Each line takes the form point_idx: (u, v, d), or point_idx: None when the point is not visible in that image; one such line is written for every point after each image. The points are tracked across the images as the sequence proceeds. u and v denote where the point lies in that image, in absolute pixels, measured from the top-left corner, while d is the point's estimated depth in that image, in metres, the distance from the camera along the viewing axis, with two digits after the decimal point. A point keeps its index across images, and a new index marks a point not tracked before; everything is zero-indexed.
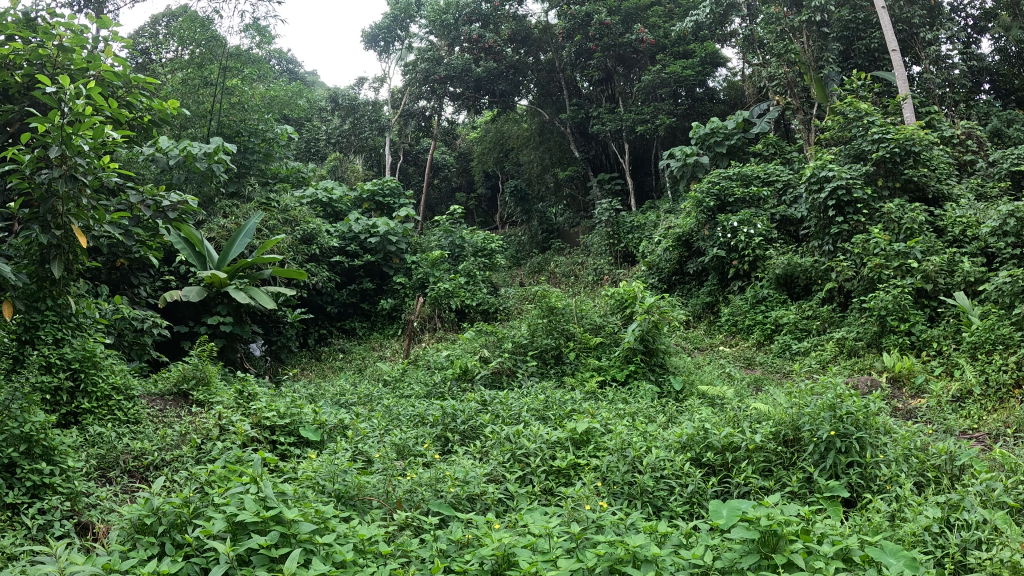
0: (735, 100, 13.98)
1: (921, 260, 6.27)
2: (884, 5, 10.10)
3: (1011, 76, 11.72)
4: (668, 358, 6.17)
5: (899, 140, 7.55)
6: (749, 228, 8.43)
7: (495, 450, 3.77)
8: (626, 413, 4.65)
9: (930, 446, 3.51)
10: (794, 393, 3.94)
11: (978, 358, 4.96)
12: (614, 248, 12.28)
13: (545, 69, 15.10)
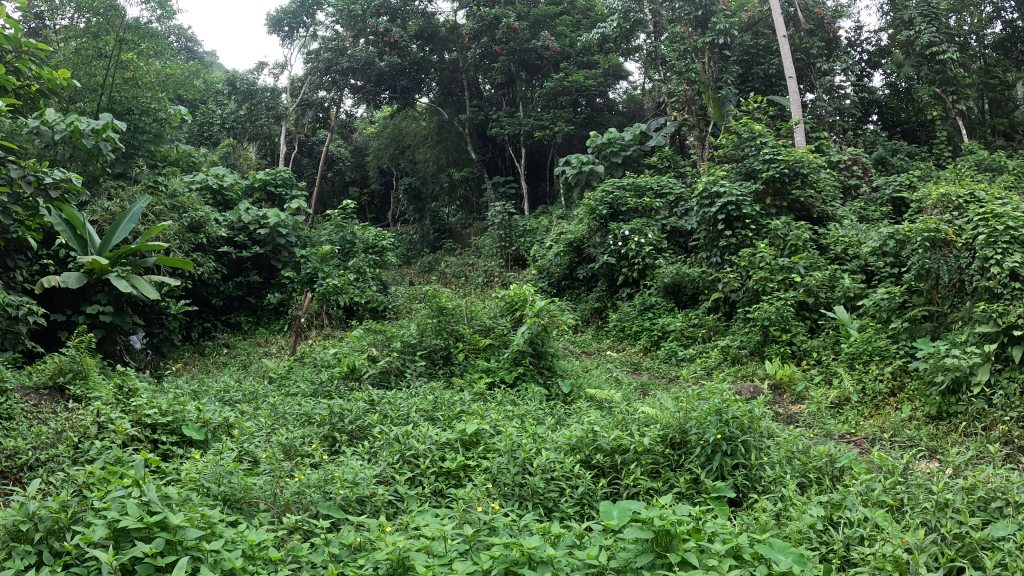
0: (633, 113, 14.69)
1: (802, 275, 6.69)
2: (786, 35, 10.75)
3: (896, 110, 12.81)
4: (556, 362, 6.30)
5: (788, 162, 7.97)
6: (640, 237, 8.70)
7: (384, 451, 3.71)
8: (517, 415, 4.70)
9: (811, 449, 3.75)
10: (680, 397, 4.12)
11: (856, 368, 5.36)
12: (505, 250, 12.40)
13: (447, 69, 15.22)
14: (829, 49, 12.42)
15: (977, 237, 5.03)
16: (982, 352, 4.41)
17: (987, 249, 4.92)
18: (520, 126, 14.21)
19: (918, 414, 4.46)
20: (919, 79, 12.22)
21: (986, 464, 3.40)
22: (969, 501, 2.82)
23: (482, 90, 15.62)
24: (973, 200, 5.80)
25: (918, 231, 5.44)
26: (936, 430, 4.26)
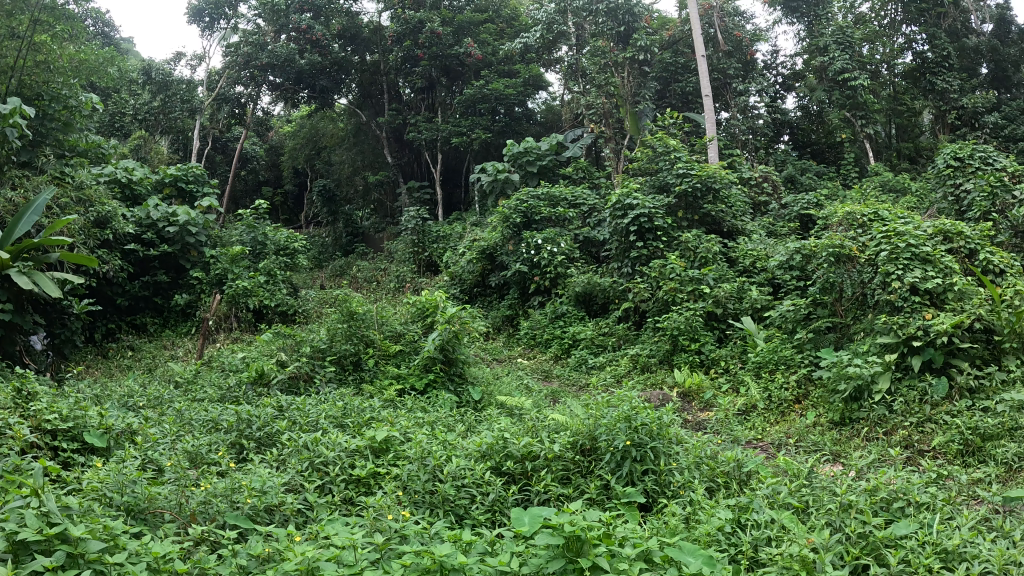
0: (551, 124, 14.95)
1: (711, 286, 6.94)
2: (706, 55, 11.08)
3: (806, 131, 13.59)
4: (466, 369, 6.28)
5: (701, 177, 8.24)
6: (552, 246, 8.82)
7: (292, 459, 3.60)
8: (424, 422, 4.63)
9: (718, 454, 3.88)
10: (592, 405, 4.19)
11: (762, 376, 5.59)
12: (418, 256, 12.31)
13: (368, 70, 14.91)
14: (746, 70, 12.97)
15: (880, 253, 5.37)
16: (882, 361, 4.72)
17: (889, 265, 5.26)
18: (438, 131, 14.26)
19: (822, 420, 4.67)
20: (830, 104, 12.92)
21: (883, 468, 3.61)
22: (872, 502, 2.96)
23: (402, 93, 15.40)
24: (876, 219, 6.11)
25: (826, 246, 5.79)
26: (839, 435, 4.49)
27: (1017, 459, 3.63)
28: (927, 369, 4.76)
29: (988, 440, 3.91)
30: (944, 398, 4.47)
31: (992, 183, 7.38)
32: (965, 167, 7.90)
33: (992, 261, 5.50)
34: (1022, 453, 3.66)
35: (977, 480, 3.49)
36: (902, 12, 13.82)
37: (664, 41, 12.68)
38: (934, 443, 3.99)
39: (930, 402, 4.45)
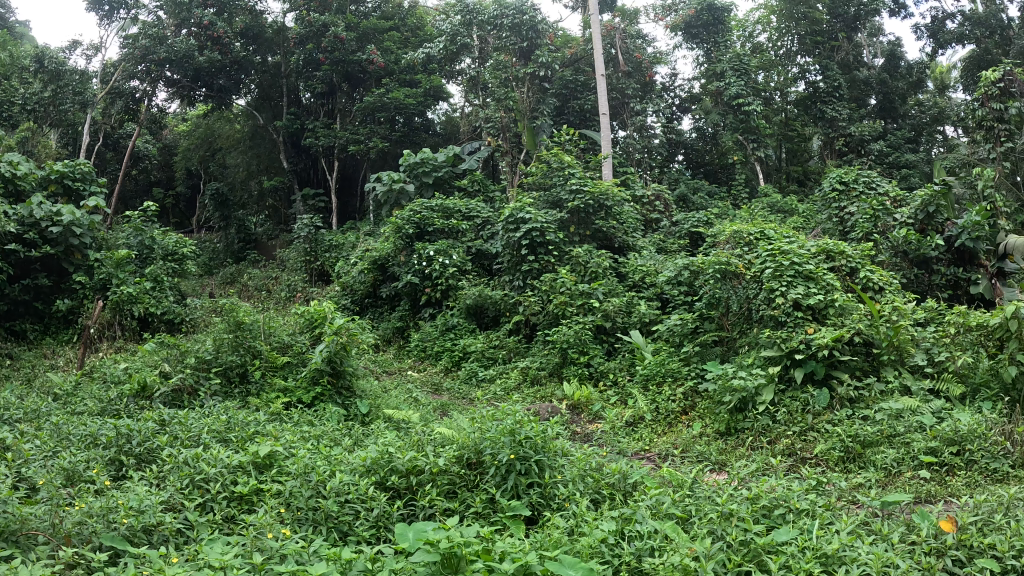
0: (450, 136, 15.13)
1: (600, 300, 7.07)
2: (604, 74, 11.39)
3: (701, 153, 14.38)
4: (354, 382, 6.10)
5: (593, 194, 8.50)
6: (444, 258, 8.84)
7: (172, 476, 3.41)
8: (308, 437, 4.47)
9: (603, 466, 3.93)
10: (475, 419, 4.13)
11: (650, 389, 5.72)
12: (310, 265, 11.98)
13: (268, 72, 14.66)
14: (645, 90, 13.64)
15: (766, 270, 5.65)
16: (767, 374, 4.89)
17: (774, 282, 5.52)
18: (335, 138, 14.01)
19: (709, 431, 4.81)
20: (725, 126, 13.75)
21: (764, 478, 3.76)
22: (753, 509, 3.10)
23: (302, 97, 15.15)
24: (762, 238, 6.44)
25: (713, 263, 6.01)
26: (723, 444, 4.63)
27: (894, 464, 3.91)
28: (809, 381, 5.00)
29: (868, 446, 4.16)
30: (825, 409, 4.72)
31: (874, 207, 8.04)
32: (849, 190, 8.55)
33: (871, 280, 5.96)
34: (899, 458, 3.94)
35: (858, 485, 3.70)
36: (797, 44, 14.93)
37: (564, 58, 13.22)
38: (817, 451, 4.20)
39: (812, 412, 4.67)
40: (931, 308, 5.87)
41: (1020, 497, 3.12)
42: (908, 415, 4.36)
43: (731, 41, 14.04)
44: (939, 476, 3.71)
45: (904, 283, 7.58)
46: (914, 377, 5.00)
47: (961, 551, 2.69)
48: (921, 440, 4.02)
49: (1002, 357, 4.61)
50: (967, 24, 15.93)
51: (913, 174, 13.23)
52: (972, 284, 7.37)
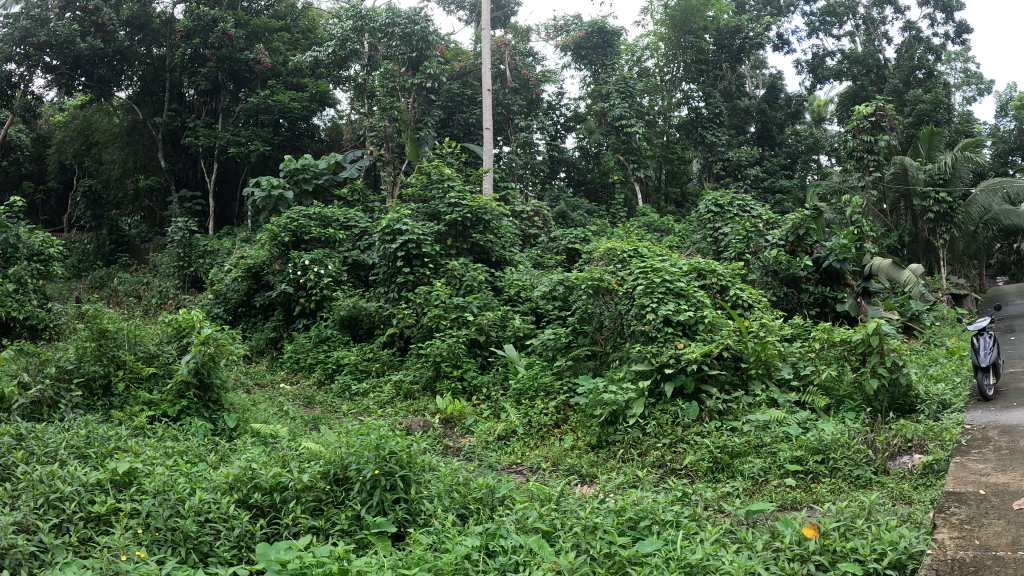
0: (333, 142, 15.39)
1: (474, 314, 7.19)
2: (491, 89, 11.99)
3: (582, 170, 15.55)
4: (223, 396, 5.75)
5: (472, 208, 8.61)
6: (319, 268, 8.65)
7: (24, 494, 3.17)
8: (173, 453, 4.26)
9: (471, 480, 3.80)
10: (341, 434, 3.98)
11: (522, 403, 5.78)
12: (182, 270, 11.54)
13: (151, 65, 14.00)
14: (530, 108, 14.40)
15: (638, 287, 5.86)
16: (637, 388, 4.95)
17: (646, 298, 5.72)
18: (214, 139, 13.70)
19: (580, 444, 4.83)
20: (607, 146, 14.75)
21: (630, 489, 3.76)
22: (620, 522, 3.06)
23: (184, 94, 14.52)
24: (635, 256, 6.66)
25: (586, 279, 6.19)
26: (595, 456, 4.67)
27: (761, 473, 3.99)
28: (678, 394, 5.11)
29: (735, 456, 4.26)
30: (694, 421, 4.83)
31: (748, 229, 8.38)
32: (724, 213, 8.87)
33: (740, 297, 6.27)
34: (766, 467, 4.03)
35: (726, 494, 3.76)
36: (681, 71, 16.27)
37: (452, 71, 13.92)
38: (686, 462, 4.26)
39: (682, 425, 4.76)
40: (796, 324, 6.20)
41: (879, 503, 3.23)
42: (773, 426, 4.50)
43: (618, 65, 15.23)
44: (805, 484, 3.81)
45: (776, 301, 8.03)
46: (781, 389, 5.26)
47: (824, 556, 2.65)
48: (787, 449, 4.17)
49: (863, 370, 4.98)
50: (846, 62, 19.02)
51: (785, 201, 15.55)
52: (838, 303, 8.22)
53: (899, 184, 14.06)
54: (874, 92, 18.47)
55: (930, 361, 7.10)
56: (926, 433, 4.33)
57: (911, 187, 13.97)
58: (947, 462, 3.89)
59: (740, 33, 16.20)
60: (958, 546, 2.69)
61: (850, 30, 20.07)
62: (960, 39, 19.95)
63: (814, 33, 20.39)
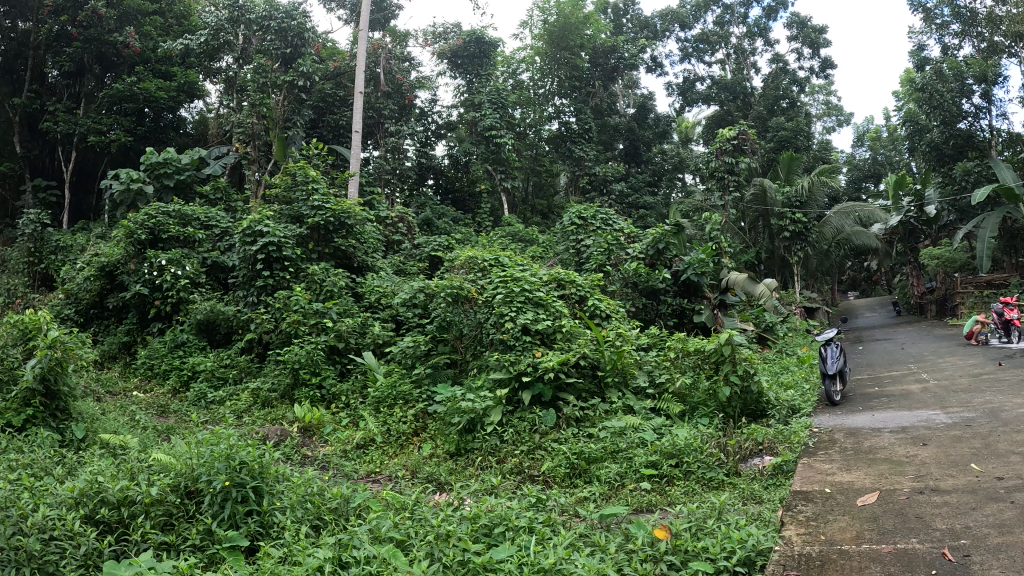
0: (202, 137, 14.54)
1: (334, 321, 6.97)
2: (363, 91, 11.75)
3: (453, 179, 15.48)
4: (72, 404, 5.29)
5: (335, 212, 8.32)
6: (177, 269, 8.19)
7: None
8: (13, 467, 3.91)
9: (325, 491, 3.68)
10: (187, 445, 3.77)
11: (381, 411, 5.72)
12: (33, 267, 10.68)
13: (17, 41, 13.13)
14: (402, 113, 14.42)
15: (498, 296, 5.97)
16: (494, 395, 5.04)
17: (505, 307, 5.84)
18: (75, 126, 12.80)
19: (438, 451, 4.81)
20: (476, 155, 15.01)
21: (487, 495, 3.77)
22: (472, 530, 3.07)
23: (47, 75, 13.58)
24: (496, 264, 6.78)
25: (445, 286, 6.18)
26: (453, 464, 4.64)
27: (617, 478, 4.10)
28: (536, 402, 5.24)
29: (592, 462, 4.35)
30: (552, 427, 4.93)
31: (609, 242, 8.84)
32: (588, 225, 9.27)
33: (598, 307, 6.52)
34: (621, 472, 4.15)
35: (584, 498, 3.82)
36: (554, 86, 16.83)
37: (325, 70, 13.56)
38: (544, 469, 4.31)
39: (539, 431, 4.84)
40: (650, 333, 6.47)
41: (727, 504, 3.41)
42: (630, 432, 4.66)
43: (493, 75, 15.47)
44: (659, 487, 3.93)
45: (635, 311, 8.42)
46: (637, 397, 5.43)
47: (676, 556, 2.76)
48: (643, 454, 4.29)
49: (717, 377, 5.22)
50: (714, 89, 20.31)
51: (649, 216, 15.98)
52: (696, 314, 8.62)
53: (758, 205, 15.18)
54: (738, 118, 19.87)
55: (783, 369, 7.63)
56: (775, 438, 4.64)
57: (769, 207, 15.14)
58: (795, 463, 4.16)
59: (615, 53, 17.60)
60: (804, 542, 2.86)
61: (721, 58, 21.44)
62: (823, 74, 21.63)
63: (687, 60, 21.44)
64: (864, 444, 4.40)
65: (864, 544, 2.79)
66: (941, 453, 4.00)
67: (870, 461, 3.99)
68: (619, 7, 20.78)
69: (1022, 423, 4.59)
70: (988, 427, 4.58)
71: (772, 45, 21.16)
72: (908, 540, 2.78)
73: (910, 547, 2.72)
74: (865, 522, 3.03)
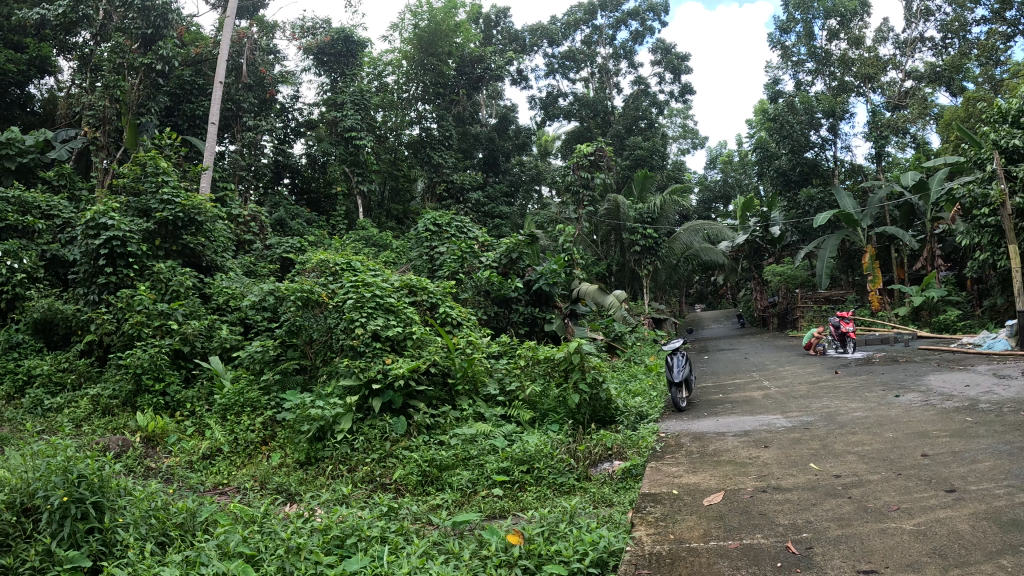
0: (48, 117, 13.19)
1: (179, 322, 6.60)
2: (223, 81, 11.24)
3: (308, 178, 15.48)
4: None
5: (184, 207, 7.94)
6: (14, 261, 7.36)
7: None
8: None
9: (170, 505, 3.43)
10: (21, 458, 3.45)
11: (228, 419, 5.47)
12: None
13: None
14: (263, 108, 14.26)
15: (348, 301, 5.80)
16: (345, 403, 4.89)
17: (355, 312, 5.68)
18: None
19: (288, 461, 4.63)
20: (334, 156, 14.80)
21: (337, 506, 3.66)
22: (324, 542, 2.97)
23: None
24: (348, 269, 6.67)
25: (296, 291, 6.05)
26: (304, 474, 4.47)
27: (469, 485, 4.10)
28: (386, 409, 5.16)
29: (442, 470, 4.34)
30: (403, 435, 4.85)
31: (463, 250, 8.82)
32: (441, 232, 9.17)
33: (449, 315, 6.59)
34: (473, 479, 4.15)
35: (436, 506, 3.79)
36: (419, 91, 16.95)
37: (188, 55, 13.19)
38: (396, 477, 4.21)
39: (390, 439, 4.76)
40: (501, 342, 6.63)
41: (578, 508, 3.51)
42: (479, 439, 4.68)
43: (358, 76, 15.43)
44: (511, 493, 3.97)
45: (487, 319, 8.57)
46: (488, 405, 5.55)
47: (529, 561, 2.77)
48: (494, 461, 4.34)
49: (566, 385, 5.42)
50: (575, 105, 21.12)
51: (503, 225, 16.92)
52: (547, 323, 9.19)
53: (611, 219, 15.70)
54: (596, 135, 20.87)
55: (631, 377, 8.01)
56: (623, 442, 4.85)
57: (621, 222, 15.65)
58: (642, 467, 4.36)
59: (482, 63, 18.01)
60: (653, 542, 2.99)
61: (585, 76, 22.25)
62: (682, 99, 22.86)
63: (552, 75, 22.08)
64: (710, 447, 4.67)
65: (713, 542, 2.95)
66: (781, 455, 4.31)
67: (715, 463, 4.24)
68: (491, 18, 21.18)
69: (853, 427, 5.01)
70: (824, 430, 4.98)
71: (636, 68, 22.17)
72: (752, 536, 2.96)
73: (754, 543, 2.90)
74: (711, 521, 3.20)
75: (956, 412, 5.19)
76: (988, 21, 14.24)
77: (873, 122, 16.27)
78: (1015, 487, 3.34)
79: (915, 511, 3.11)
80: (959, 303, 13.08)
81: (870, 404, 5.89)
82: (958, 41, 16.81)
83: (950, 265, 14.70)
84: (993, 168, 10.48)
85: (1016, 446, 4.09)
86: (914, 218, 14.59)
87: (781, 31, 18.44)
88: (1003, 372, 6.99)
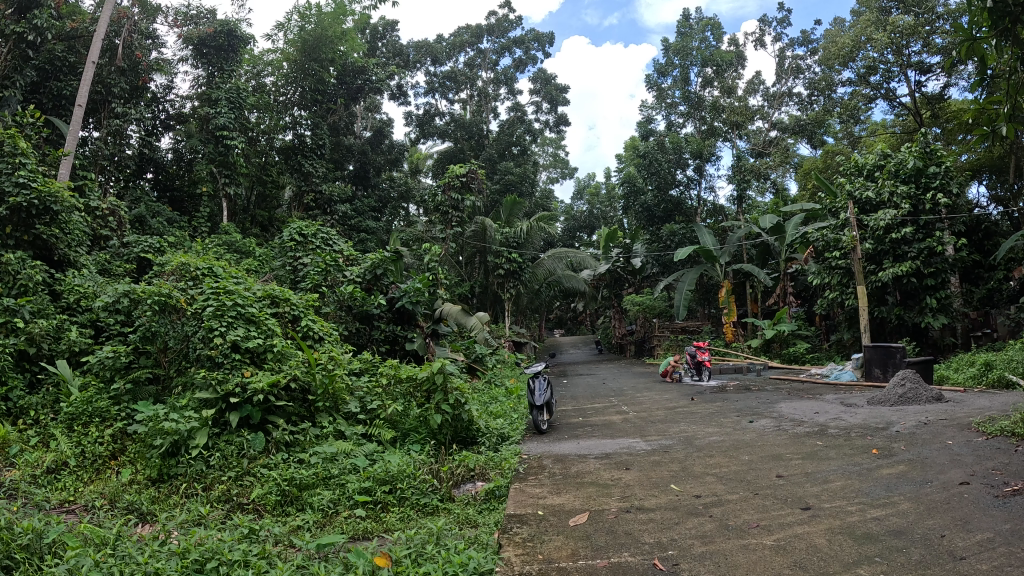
0: None
1: (27, 321, 6.10)
2: (95, 62, 10.58)
3: (173, 174, 14.95)
4: None
5: (40, 192, 7.29)
6: None
7: None
8: None
9: (14, 524, 3.13)
10: None
11: (73, 430, 5.12)
12: None
13: None
14: (132, 95, 13.62)
15: (207, 308, 5.43)
16: (200, 417, 4.68)
17: (214, 321, 5.36)
18: None
19: (139, 478, 4.39)
20: (201, 153, 14.27)
21: (195, 528, 3.49)
22: (182, 567, 2.82)
23: None
24: (209, 274, 6.34)
25: (152, 294, 5.57)
26: (157, 492, 4.25)
27: (330, 505, 4.01)
28: (243, 424, 4.95)
29: (303, 489, 4.21)
30: (260, 452, 4.70)
31: (327, 262, 8.65)
32: (307, 243, 8.97)
33: (311, 329, 6.44)
34: (334, 499, 4.07)
35: (296, 527, 3.68)
36: (296, 95, 16.71)
37: (63, 30, 12.38)
38: (254, 496, 4.07)
39: (247, 456, 4.61)
40: (361, 358, 6.57)
41: (446, 528, 3.51)
42: (340, 458, 4.61)
43: (237, 72, 14.98)
44: (373, 514, 3.90)
45: (347, 334, 8.46)
46: (347, 422, 5.46)
47: None
48: (356, 481, 4.25)
49: (427, 406, 5.36)
50: (451, 125, 21.56)
51: (368, 240, 16.89)
52: (408, 341, 9.04)
53: (477, 241, 15.56)
54: (470, 157, 21.23)
55: (491, 399, 8.09)
56: (486, 464, 4.88)
57: (487, 245, 15.66)
58: (505, 488, 4.39)
59: (363, 75, 17.85)
60: (523, 562, 3.02)
61: (464, 98, 22.47)
62: (557, 129, 23.54)
63: (431, 93, 22.00)
64: (573, 468, 4.79)
65: (582, 561, 3.01)
66: (643, 476, 4.46)
67: (579, 484, 4.34)
68: (378, 30, 21.21)
69: (710, 450, 5.27)
70: (682, 453, 5.19)
71: (513, 95, 22.67)
72: (620, 554, 3.05)
73: (623, 561, 2.98)
74: (578, 540, 3.27)
75: (807, 437, 5.54)
76: (851, 83, 15.50)
77: (738, 166, 16.99)
78: (864, 504, 3.60)
79: (775, 527, 3.29)
80: (808, 336, 14.04)
81: (725, 429, 6.19)
82: (820, 101, 18.65)
83: (799, 302, 15.80)
84: (847, 216, 11.31)
85: (862, 467, 4.42)
86: (769, 257, 15.49)
87: (658, 73, 19.45)
88: (849, 401, 7.52)
